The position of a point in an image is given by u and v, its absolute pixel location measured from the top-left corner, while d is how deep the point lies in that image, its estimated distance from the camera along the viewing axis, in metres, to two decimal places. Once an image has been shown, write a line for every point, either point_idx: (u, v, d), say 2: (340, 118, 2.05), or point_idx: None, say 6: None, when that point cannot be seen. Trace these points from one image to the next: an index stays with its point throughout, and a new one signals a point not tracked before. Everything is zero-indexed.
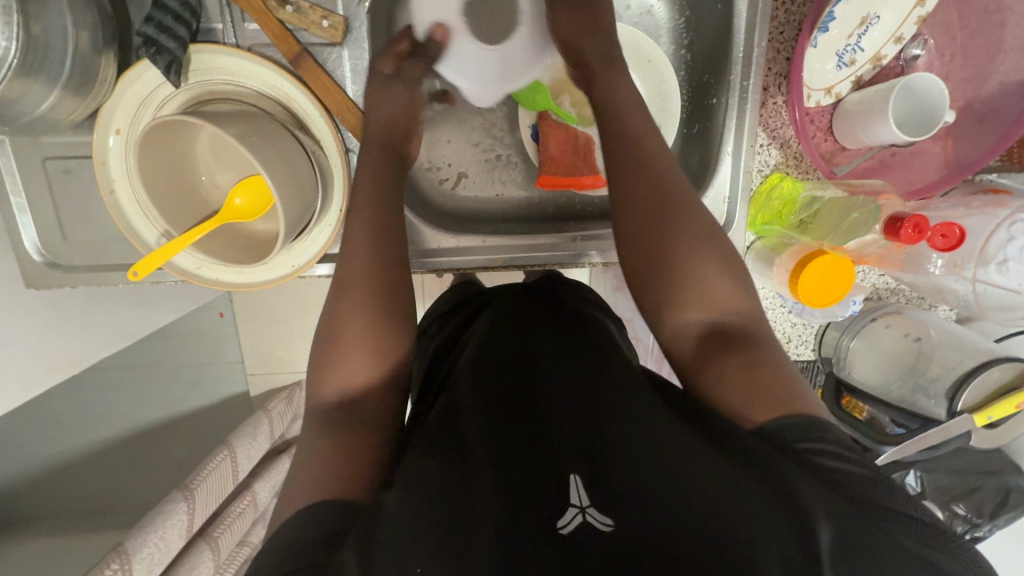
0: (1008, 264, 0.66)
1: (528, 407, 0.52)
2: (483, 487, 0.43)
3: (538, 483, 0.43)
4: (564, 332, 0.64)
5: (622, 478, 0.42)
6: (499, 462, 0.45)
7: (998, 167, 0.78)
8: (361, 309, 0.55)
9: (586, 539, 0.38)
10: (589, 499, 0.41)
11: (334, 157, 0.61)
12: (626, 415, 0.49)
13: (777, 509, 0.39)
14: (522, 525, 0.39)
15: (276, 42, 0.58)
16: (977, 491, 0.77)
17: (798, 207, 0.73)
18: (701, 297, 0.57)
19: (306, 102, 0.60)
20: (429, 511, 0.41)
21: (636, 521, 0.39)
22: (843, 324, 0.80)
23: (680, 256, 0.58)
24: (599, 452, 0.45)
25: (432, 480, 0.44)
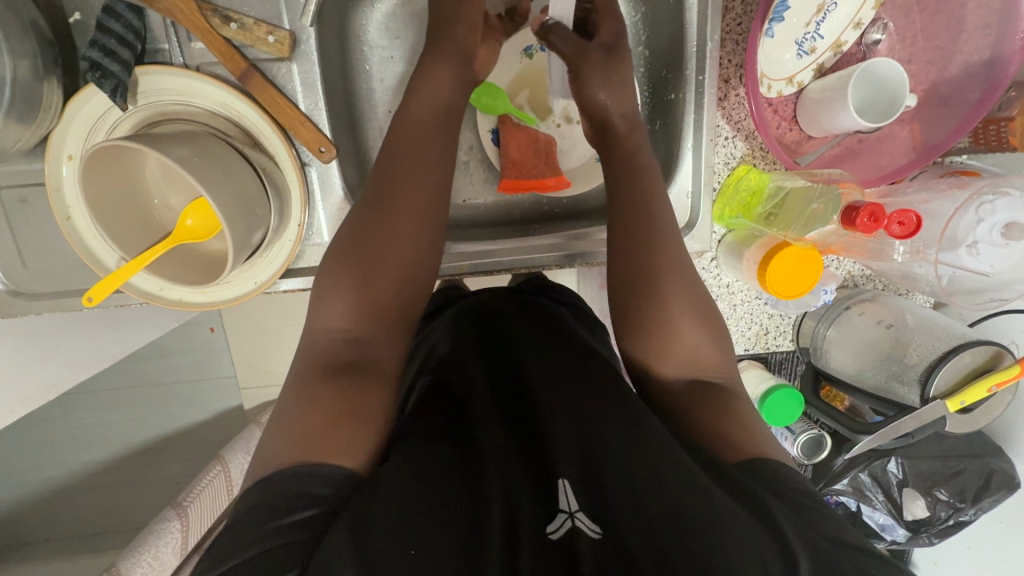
0: (978, 246, 0.64)
1: (527, 416, 0.54)
2: (486, 485, 0.44)
3: (536, 490, 0.45)
4: (554, 336, 0.66)
5: (614, 484, 0.44)
6: (502, 463, 0.47)
7: (967, 148, 0.77)
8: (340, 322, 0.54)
9: (578, 543, 0.41)
10: (578, 505, 0.44)
11: (290, 171, 0.61)
12: (616, 416, 0.51)
13: (758, 526, 0.40)
14: (521, 525, 0.41)
15: (222, 60, 0.57)
16: (959, 475, 0.76)
17: (764, 197, 0.72)
18: (679, 357, 0.57)
19: (257, 118, 0.60)
20: (429, 500, 0.42)
21: (629, 525, 0.41)
22: (819, 313, 0.79)
23: (669, 306, 0.57)
24: (591, 457, 0.47)
25: (430, 471, 0.45)
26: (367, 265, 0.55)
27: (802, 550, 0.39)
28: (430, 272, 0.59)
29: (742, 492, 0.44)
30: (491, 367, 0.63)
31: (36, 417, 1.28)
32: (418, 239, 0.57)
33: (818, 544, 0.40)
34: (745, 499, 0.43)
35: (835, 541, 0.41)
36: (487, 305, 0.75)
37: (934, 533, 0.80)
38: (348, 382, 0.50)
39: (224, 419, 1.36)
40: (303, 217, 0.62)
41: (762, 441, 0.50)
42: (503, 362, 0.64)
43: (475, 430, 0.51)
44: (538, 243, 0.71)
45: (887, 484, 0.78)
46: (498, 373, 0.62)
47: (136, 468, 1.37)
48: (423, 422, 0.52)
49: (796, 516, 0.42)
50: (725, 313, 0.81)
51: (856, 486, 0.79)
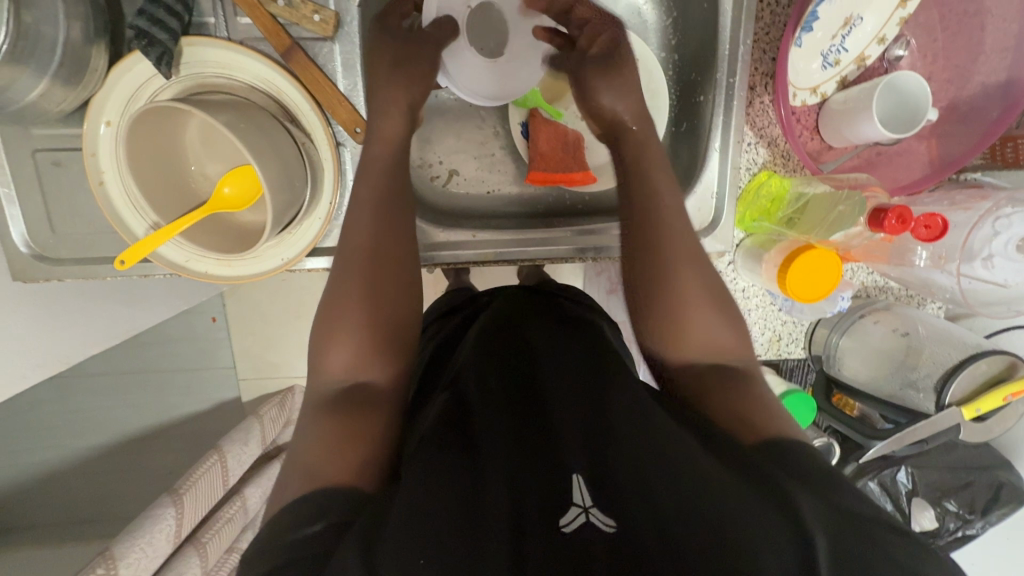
0: (993, 260, 0.67)
1: (536, 415, 0.55)
2: (493, 484, 0.44)
3: (547, 485, 0.44)
4: (566, 340, 0.68)
5: (626, 483, 0.45)
6: (509, 462, 0.47)
7: (982, 165, 0.79)
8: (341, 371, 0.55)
9: (591, 537, 0.40)
10: (591, 499, 0.43)
11: (325, 149, 0.62)
12: (628, 420, 0.52)
13: (777, 513, 0.40)
14: (530, 524, 0.41)
15: (267, 36, 0.59)
16: (968, 487, 0.77)
17: (785, 203, 0.74)
18: (697, 338, 0.58)
19: (297, 95, 0.60)
20: (438, 507, 0.42)
21: (641, 522, 0.41)
22: (833, 321, 0.80)
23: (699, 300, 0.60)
24: (603, 458, 0.47)
25: (441, 475, 0.45)
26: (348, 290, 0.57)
27: (826, 538, 0.38)
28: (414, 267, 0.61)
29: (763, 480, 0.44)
30: (500, 368, 0.63)
31: (31, 398, 1.26)
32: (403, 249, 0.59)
33: (845, 529, 0.39)
34: (768, 493, 0.42)
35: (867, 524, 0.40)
36: (504, 306, 0.77)
37: (941, 546, 0.78)
38: (343, 409, 0.52)
39: (222, 409, 1.35)
40: (335, 196, 0.63)
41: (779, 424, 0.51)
42: (513, 361, 0.65)
43: (484, 429, 0.52)
44: (564, 233, 0.72)
45: (897, 493, 0.78)
46: (507, 373, 0.63)
47: (128, 455, 1.35)
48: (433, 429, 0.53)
49: (820, 503, 0.42)
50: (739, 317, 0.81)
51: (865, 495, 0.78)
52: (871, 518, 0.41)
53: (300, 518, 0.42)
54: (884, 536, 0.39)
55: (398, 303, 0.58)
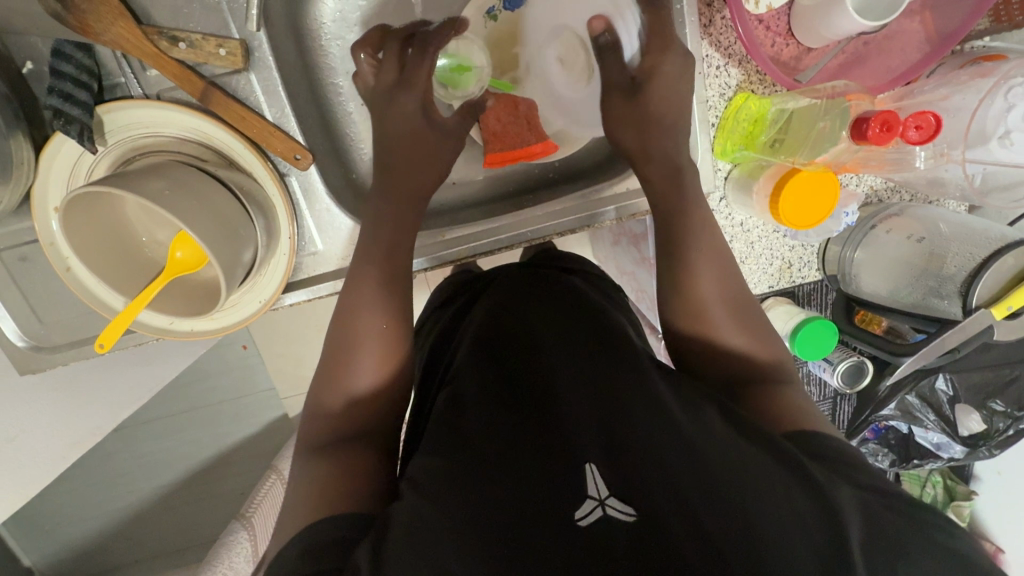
0: (1011, 136, 0.61)
1: (542, 400, 0.53)
2: (504, 485, 0.44)
3: (561, 476, 0.44)
4: (568, 315, 0.66)
5: (643, 466, 0.44)
6: (518, 456, 0.47)
7: (988, 30, 0.70)
8: (341, 402, 0.57)
9: (610, 529, 0.40)
10: (607, 490, 0.42)
11: (270, 184, 0.60)
12: (636, 397, 0.51)
13: (804, 501, 0.40)
14: (546, 524, 0.41)
15: (180, 84, 0.56)
16: (1015, 382, 0.72)
17: (766, 124, 0.68)
18: (724, 312, 0.60)
19: (227, 136, 0.58)
20: (451, 514, 0.41)
21: (661, 505, 0.41)
22: (844, 236, 0.75)
23: (706, 311, 0.60)
24: (619, 440, 0.46)
25: (451, 479, 0.45)
26: (346, 323, 0.59)
27: (854, 528, 0.39)
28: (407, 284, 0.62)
29: (785, 462, 0.44)
30: (500, 354, 0.62)
31: (97, 456, 1.34)
32: (398, 280, 0.61)
33: (878, 517, 0.40)
34: (790, 465, 0.44)
35: (886, 499, 0.42)
36: (500, 286, 0.75)
37: (995, 444, 0.76)
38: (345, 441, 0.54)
39: (273, 428, 1.40)
40: (293, 228, 0.61)
41: (807, 417, 0.52)
42: (513, 345, 0.63)
43: (490, 427, 0.51)
44: (544, 214, 0.70)
45: (937, 402, 0.75)
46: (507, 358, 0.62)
47: (199, 487, 1.42)
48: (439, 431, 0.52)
49: (856, 495, 0.42)
50: (743, 253, 0.78)
51: (904, 409, 0.78)
52: (892, 493, 0.43)
53: (329, 538, 0.42)
54: (905, 510, 0.41)
55: (398, 321, 0.60)
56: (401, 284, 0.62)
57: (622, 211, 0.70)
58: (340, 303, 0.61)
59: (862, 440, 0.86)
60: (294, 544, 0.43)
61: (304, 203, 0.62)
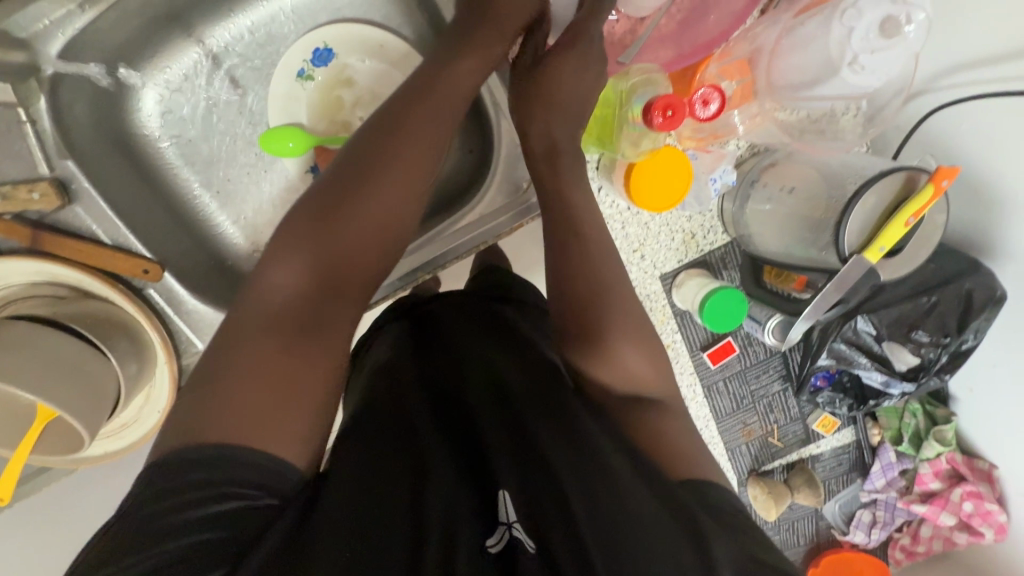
0: (860, 60, 0.57)
1: (466, 417, 0.48)
2: (415, 498, 0.38)
3: (471, 501, 0.38)
4: (499, 340, 0.59)
5: (549, 503, 0.38)
6: (437, 468, 0.41)
7: None
8: (277, 293, 0.45)
9: (517, 555, 0.34)
10: (516, 515, 0.37)
11: (125, 303, 0.61)
12: (553, 427, 0.47)
13: (690, 550, 0.36)
14: (451, 539, 0.34)
15: (7, 236, 0.57)
16: (936, 309, 0.68)
17: (600, 110, 0.64)
18: (644, 345, 0.53)
19: (69, 272, 0.59)
20: (354, 532, 0.35)
21: (565, 541, 0.35)
22: (733, 194, 0.75)
23: (632, 318, 0.53)
24: (533, 473, 0.41)
25: (371, 488, 0.39)
26: (350, 226, 0.46)
27: None
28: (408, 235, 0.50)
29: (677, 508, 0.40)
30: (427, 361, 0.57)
31: None
32: (401, 212, 0.48)
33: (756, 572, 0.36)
34: (677, 513, 0.39)
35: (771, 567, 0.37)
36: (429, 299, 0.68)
37: (937, 374, 0.72)
38: (261, 342, 0.42)
39: None
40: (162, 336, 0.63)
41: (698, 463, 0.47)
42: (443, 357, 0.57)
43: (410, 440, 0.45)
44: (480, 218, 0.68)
45: (864, 345, 0.71)
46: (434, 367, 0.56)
47: None
48: (360, 438, 0.46)
49: (745, 552, 0.38)
50: (641, 235, 0.79)
51: (838, 357, 0.74)
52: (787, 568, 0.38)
53: (198, 506, 0.35)
54: None
55: (339, 271, 0.46)
56: (395, 250, 0.49)
57: (516, 219, 0.68)
58: (336, 201, 0.47)
59: (814, 391, 0.85)
60: (127, 522, 0.35)
61: (166, 309, 0.64)
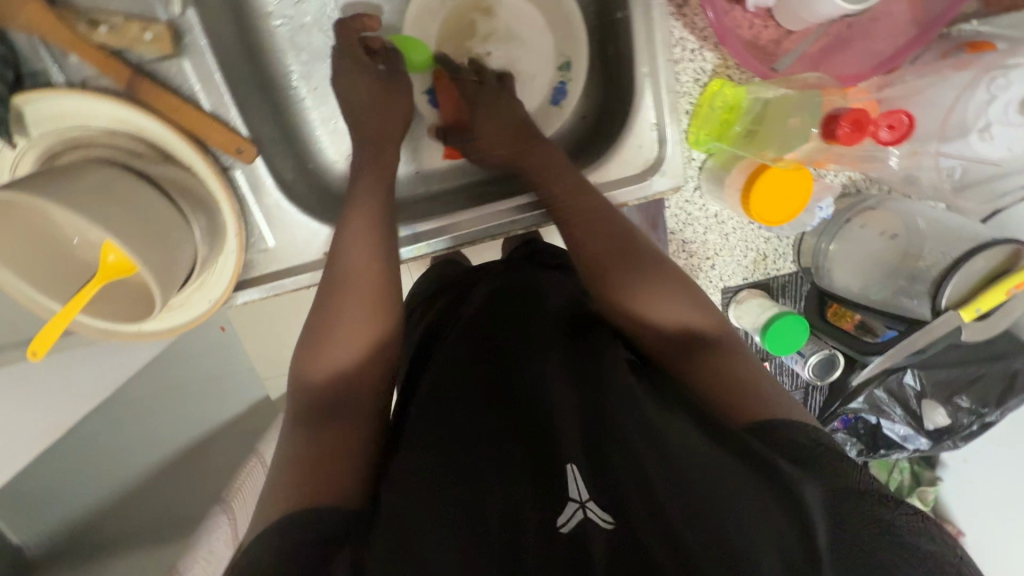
0: (992, 130, 0.61)
1: (526, 395, 0.53)
2: (493, 497, 0.44)
3: (540, 482, 0.44)
4: (558, 311, 0.63)
5: (623, 474, 0.43)
6: (501, 462, 0.47)
7: (975, 13, 0.66)
8: (329, 372, 0.55)
9: (589, 535, 0.40)
10: (587, 492, 0.42)
11: (211, 180, 0.56)
12: (620, 395, 0.51)
13: (782, 516, 0.40)
14: (522, 532, 0.41)
15: (105, 73, 0.52)
16: (981, 380, 0.73)
17: (742, 111, 0.65)
18: (673, 295, 0.58)
19: (160, 129, 0.54)
20: (439, 522, 0.43)
21: (643, 514, 0.41)
22: (819, 228, 0.73)
23: (648, 273, 0.58)
24: (605, 441, 0.46)
25: (441, 481, 0.46)
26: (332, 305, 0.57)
27: (824, 529, 0.39)
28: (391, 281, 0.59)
29: (757, 469, 0.44)
30: (482, 338, 0.61)
31: None
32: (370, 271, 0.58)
33: (853, 528, 0.40)
34: (767, 476, 0.43)
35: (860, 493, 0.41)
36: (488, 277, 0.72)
37: (960, 440, 0.76)
38: (313, 425, 0.52)
39: None
40: (238, 222, 0.58)
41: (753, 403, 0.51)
42: (499, 330, 0.61)
43: (474, 429, 0.51)
44: (511, 201, 0.66)
45: (904, 397, 0.75)
46: (490, 344, 0.60)
47: None
48: (420, 431, 0.52)
49: (835, 498, 0.41)
50: (716, 245, 0.76)
51: (873, 403, 0.77)
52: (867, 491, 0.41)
53: (298, 532, 0.42)
54: (886, 511, 0.40)
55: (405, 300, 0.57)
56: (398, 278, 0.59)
57: (621, 194, 0.64)
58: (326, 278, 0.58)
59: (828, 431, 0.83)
60: (261, 542, 0.42)
61: (249, 196, 0.59)
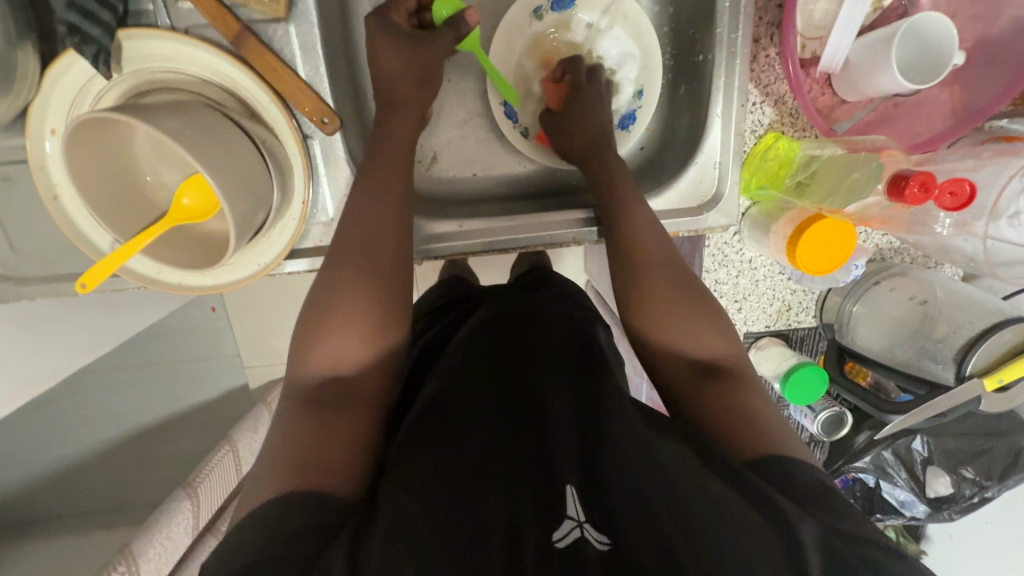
0: (1020, 218, 0.65)
1: (527, 411, 0.51)
2: (489, 500, 0.42)
3: (538, 496, 0.42)
4: (561, 335, 0.62)
5: (624, 496, 0.42)
6: (500, 469, 0.45)
7: (1010, 111, 0.72)
8: (326, 367, 0.55)
9: (586, 553, 0.38)
10: (586, 513, 0.40)
11: (291, 144, 0.57)
12: (621, 420, 0.50)
13: (778, 550, 0.38)
14: (519, 539, 0.39)
15: (213, 21, 0.53)
16: (986, 453, 0.76)
17: (794, 167, 0.68)
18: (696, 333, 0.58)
19: (252, 85, 0.55)
20: (433, 517, 0.40)
21: (644, 538, 0.39)
22: (846, 289, 0.77)
23: (669, 309, 0.59)
24: (604, 462, 0.45)
25: (437, 482, 0.43)
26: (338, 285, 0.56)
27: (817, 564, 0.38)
28: (399, 275, 0.58)
29: (754, 500, 0.43)
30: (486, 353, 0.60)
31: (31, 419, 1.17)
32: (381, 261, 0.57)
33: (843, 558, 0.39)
34: (763, 509, 0.42)
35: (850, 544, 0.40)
36: (497, 298, 0.71)
37: (956, 510, 0.79)
38: (312, 412, 0.51)
39: (230, 399, 1.28)
40: (307, 193, 0.58)
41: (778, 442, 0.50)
42: (501, 348, 0.60)
43: (475, 435, 0.49)
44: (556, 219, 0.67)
45: (911, 461, 0.78)
46: (493, 359, 0.59)
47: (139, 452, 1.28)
48: (417, 433, 0.50)
49: (829, 540, 0.40)
50: (746, 289, 0.78)
51: (878, 464, 0.79)
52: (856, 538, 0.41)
53: (288, 528, 0.40)
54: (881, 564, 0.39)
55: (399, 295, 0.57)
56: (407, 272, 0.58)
57: (673, 224, 0.68)
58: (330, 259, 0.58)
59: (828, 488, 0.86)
60: (253, 520, 0.42)
61: (323, 168, 0.59)
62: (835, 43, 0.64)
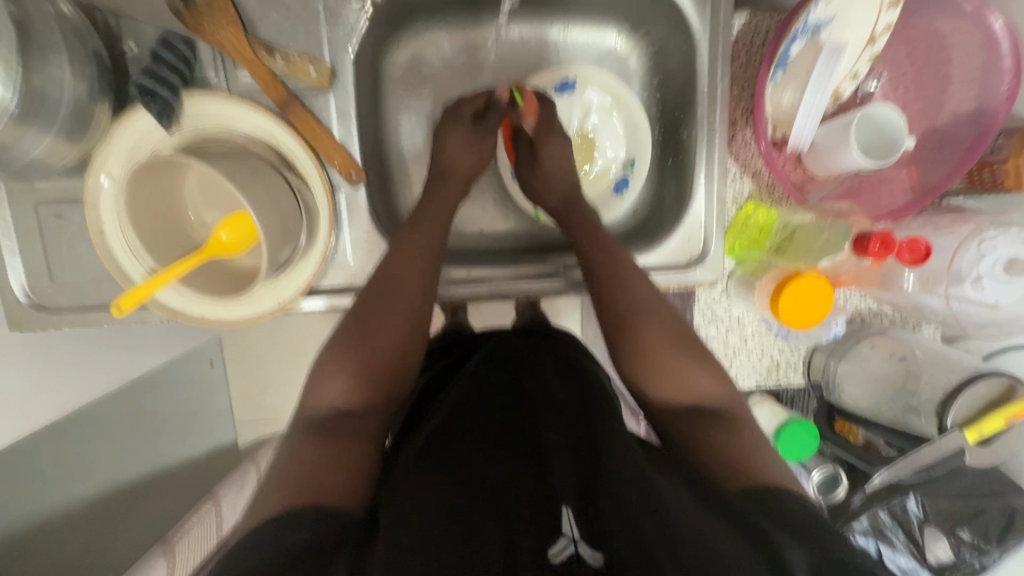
0: (981, 281, 0.70)
1: (527, 443, 0.53)
2: (486, 524, 0.43)
3: (537, 520, 0.43)
4: (558, 371, 0.63)
5: (613, 514, 0.41)
6: (499, 495, 0.46)
7: (962, 189, 0.80)
8: (332, 403, 0.56)
9: None
10: (580, 531, 0.43)
11: (320, 192, 0.63)
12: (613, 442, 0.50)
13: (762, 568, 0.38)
14: (517, 559, 0.40)
15: (265, 89, 0.62)
16: (981, 515, 0.76)
17: (773, 232, 0.75)
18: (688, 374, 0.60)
19: (292, 142, 0.62)
20: (433, 543, 0.40)
21: (634, 554, 0.39)
22: (829, 347, 0.81)
23: (662, 351, 0.62)
24: (594, 479, 0.45)
25: (437, 505, 0.44)
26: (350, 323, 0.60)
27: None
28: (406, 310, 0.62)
29: (741, 525, 0.42)
30: (488, 391, 0.62)
31: None
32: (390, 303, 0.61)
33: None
34: (749, 535, 0.41)
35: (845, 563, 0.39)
36: (499, 340, 0.74)
37: None
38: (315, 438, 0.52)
39: (218, 454, 1.26)
40: (330, 238, 0.64)
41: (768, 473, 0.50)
42: (502, 387, 0.62)
43: (475, 463, 0.50)
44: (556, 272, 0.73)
45: (909, 523, 0.77)
46: (495, 396, 0.61)
47: None
48: (418, 462, 0.51)
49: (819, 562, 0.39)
50: (735, 345, 0.82)
51: (877, 525, 0.78)
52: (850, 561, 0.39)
53: (282, 536, 0.40)
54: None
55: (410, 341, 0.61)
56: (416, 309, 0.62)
57: (664, 279, 0.73)
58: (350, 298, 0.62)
59: None
60: (249, 537, 0.40)
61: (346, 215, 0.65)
62: (800, 126, 0.74)
